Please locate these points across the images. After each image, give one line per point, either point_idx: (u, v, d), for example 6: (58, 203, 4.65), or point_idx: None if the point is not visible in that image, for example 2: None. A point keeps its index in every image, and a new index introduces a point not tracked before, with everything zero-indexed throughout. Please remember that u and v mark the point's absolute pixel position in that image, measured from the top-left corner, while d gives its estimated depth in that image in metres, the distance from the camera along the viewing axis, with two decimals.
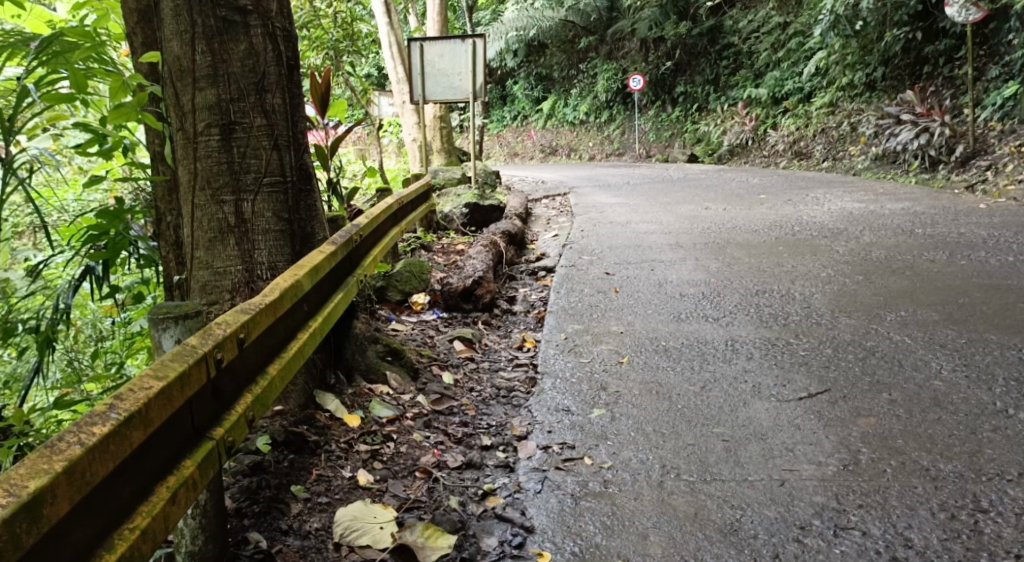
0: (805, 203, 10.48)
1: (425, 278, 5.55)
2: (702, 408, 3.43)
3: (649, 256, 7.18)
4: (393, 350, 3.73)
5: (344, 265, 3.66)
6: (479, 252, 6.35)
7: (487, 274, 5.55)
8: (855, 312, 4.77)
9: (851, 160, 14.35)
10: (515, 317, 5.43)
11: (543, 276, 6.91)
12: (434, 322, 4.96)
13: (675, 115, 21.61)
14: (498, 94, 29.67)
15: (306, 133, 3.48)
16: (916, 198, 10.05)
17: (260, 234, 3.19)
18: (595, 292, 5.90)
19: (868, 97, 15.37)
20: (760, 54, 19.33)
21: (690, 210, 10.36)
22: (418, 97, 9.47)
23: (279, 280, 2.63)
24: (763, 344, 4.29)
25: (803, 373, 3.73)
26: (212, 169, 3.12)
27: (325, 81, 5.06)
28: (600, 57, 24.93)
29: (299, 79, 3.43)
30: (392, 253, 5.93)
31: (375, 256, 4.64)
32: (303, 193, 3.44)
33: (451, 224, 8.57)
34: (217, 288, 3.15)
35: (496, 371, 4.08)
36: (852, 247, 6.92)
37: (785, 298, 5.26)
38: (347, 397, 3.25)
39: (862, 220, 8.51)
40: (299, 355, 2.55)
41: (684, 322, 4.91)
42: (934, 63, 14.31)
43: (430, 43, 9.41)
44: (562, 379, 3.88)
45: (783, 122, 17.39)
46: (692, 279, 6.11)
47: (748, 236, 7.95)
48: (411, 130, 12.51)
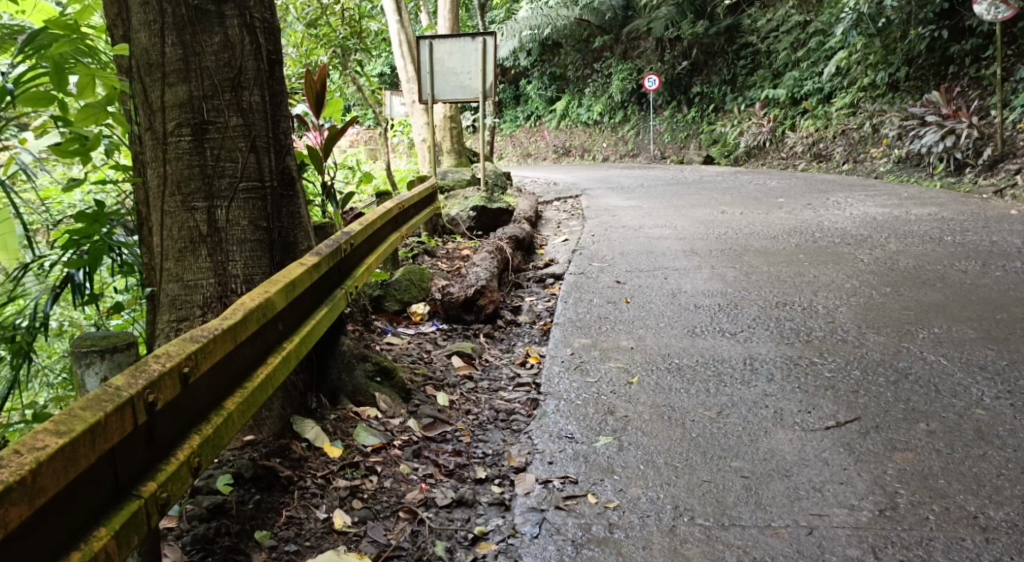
0: (826, 208, 10.14)
1: (425, 287, 5.28)
2: (718, 438, 3.12)
3: (662, 263, 6.87)
4: (383, 370, 3.46)
5: (331, 275, 3.38)
6: (483, 258, 6.07)
7: (491, 283, 5.27)
8: (884, 328, 4.45)
9: (872, 163, 14.03)
10: (519, 329, 5.15)
11: (551, 284, 6.64)
12: (432, 334, 4.70)
13: (691, 115, 21.29)
14: (511, 94, 29.39)
15: (288, 134, 3.21)
16: (942, 203, 9.70)
17: (235, 244, 2.92)
18: (605, 302, 5.60)
19: (891, 98, 14.99)
20: (779, 55, 18.97)
21: (706, 214, 10.05)
22: (427, 96, 9.23)
23: (248, 297, 2.36)
24: (785, 364, 3.98)
25: (830, 398, 3.42)
26: (182, 173, 2.86)
27: (321, 79, 4.79)
28: (615, 56, 24.61)
29: (280, 76, 3.16)
30: (392, 259, 5.65)
31: (370, 265, 4.36)
32: (284, 199, 3.17)
33: (457, 228, 8.29)
34: (188, 303, 2.88)
35: (496, 391, 3.79)
36: (877, 255, 6.59)
37: (807, 311, 4.95)
38: (329, 423, 2.98)
39: (886, 226, 8.18)
40: (267, 383, 2.28)
41: (699, 337, 4.60)
42: (960, 64, 13.90)
43: (439, 41, 9.15)
44: (566, 402, 3.59)
45: (802, 123, 17.03)
46: (708, 289, 5.80)
47: (767, 243, 7.63)
48: (421, 130, 12.25)
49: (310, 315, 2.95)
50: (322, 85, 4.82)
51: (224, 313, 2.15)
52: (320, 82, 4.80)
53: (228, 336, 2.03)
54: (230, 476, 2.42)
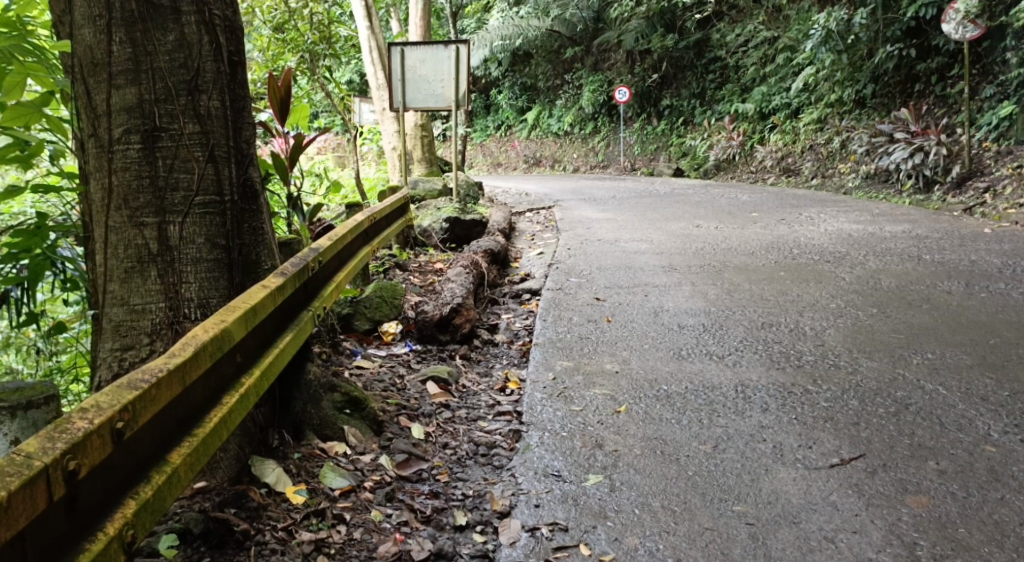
0: (800, 223, 10.03)
1: (397, 304, 5.01)
2: (716, 477, 2.89)
3: (641, 280, 6.66)
4: (353, 400, 3.17)
5: (297, 297, 3.09)
6: (458, 274, 5.82)
7: (466, 301, 5.01)
8: (876, 352, 4.27)
9: (841, 178, 14.04)
10: (496, 350, 4.89)
11: (527, 300, 6.40)
12: (404, 356, 4.42)
13: (661, 128, 21.23)
14: (482, 104, 29.15)
15: (252, 143, 2.94)
16: (916, 220, 9.64)
17: (189, 264, 2.62)
18: (585, 322, 5.36)
19: (858, 114, 15.02)
20: (748, 69, 19.01)
21: (680, 228, 9.90)
22: (397, 103, 8.97)
23: (202, 326, 2.08)
24: (779, 392, 3.77)
25: (830, 432, 3.22)
26: (130, 185, 2.57)
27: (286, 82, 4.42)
28: (585, 68, 24.55)
29: (242, 80, 2.89)
30: (362, 275, 5.37)
31: (339, 282, 4.08)
32: (246, 214, 2.88)
33: (429, 241, 8.02)
34: (134, 330, 2.57)
35: (475, 421, 3.52)
36: (858, 273, 6.45)
37: (795, 333, 4.76)
38: (293, 463, 2.70)
39: (863, 243, 8.08)
40: (222, 426, 2.00)
41: (686, 360, 4.38)
42: (926, 81, 13.99)
43: (411, 47, 8.88)
44: (550, 434, 3.34)
45: (771, 137, 17.02)
46: (690, 308, 5.60)
47: (745, 259, 7.48)
48: (390, 138, 11.97)
49: (273, 343, 2.66)
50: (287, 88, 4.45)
51: (173, 348, 1.87)
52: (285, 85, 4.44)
53: (177, 377, 1.76)
54: (175, 536, 2.15)
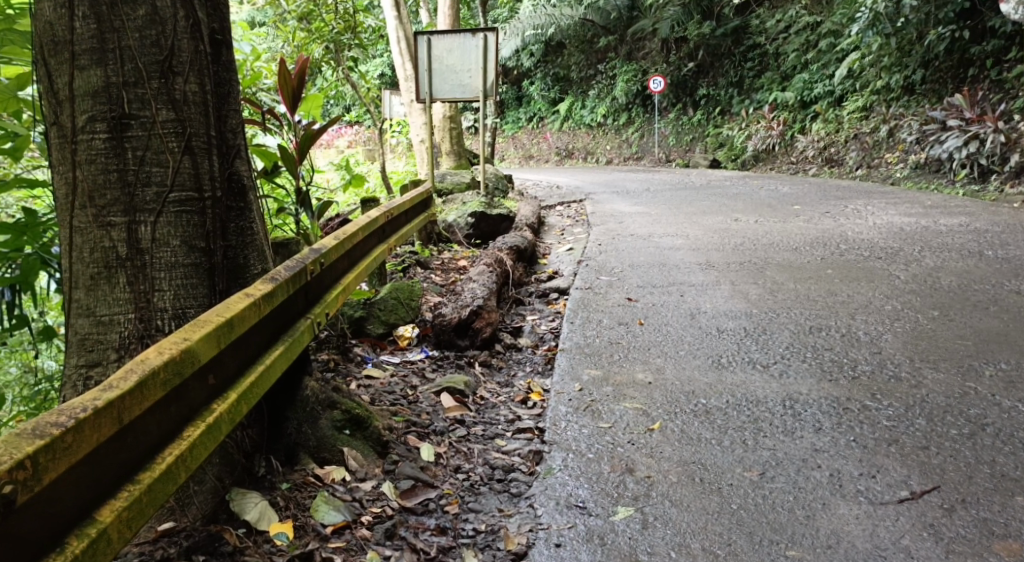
0: (846, 216, 9.55)
1: (413, 306, 4.69)
2: (765, 512, 2.52)
3: (676, 278, 6.28)
4: (354, 418, 2.85)
5: (291, 303, 2.77)
6: (481, 273, 5.49)
7: (488, 302, 4.67)
8: (941, 362, 3.88)
9: (887, 169, 13.45)
10: (519, 355, 4.56)
11: (555, 299, 6.06)
12: (419, 364, 4.10)
13: (696, 118, 20.70)
14: (513, 95, 28.72)
15: (237, 131, 2.62)
16: (971, 213, 9.11)
17: (162, 269, 2.31)
18: (615, 324, 4.99)
19: (906, 101, 14.41)
20: (789, 56, 18.43)
21: (718, 222, 9.47)
22: (424, 95, 8.64)
23: (158, 346, 1.76)
24: (833, 408, 3.39)
25: (895, 459, 2.84)
26: (96, 179, 2.25)
27: (298, 72, 4.05)
28: (619, 57, 24.07)
29: (225, 61, 2.57)
30: (378, 275, 5.06)
31: (347, 285, 3.75)
32: (231, 212, 2.57)
33: (453, 236, 7.72)
34: (101, 344, 2.27)
35: (492, 439, 3.19)
36: (913, 271, 6.01)
37: (848, 339, 4.37)
38: (280, 495, 2.40)
39: (916, 238, 7.61)
40: (180, 465, 1.68)
41: (726, 370, 4.00)
42: (980, 66, 13.37)
43: (437, 37, 8.55)
44: (575, 457, 2.99)
45: (813, 127, 16.41)
46: (730, 310, 5.21)
47: (788, 255, 7.07)
48: (418, 131, 11.66)
49: (259, 358, 2.34)
50: (299, 79, 4.09)
51: (112, 378, 1.56)
52: (296, 76, 4.07)
53: (102, 419, 1.44)
54: None
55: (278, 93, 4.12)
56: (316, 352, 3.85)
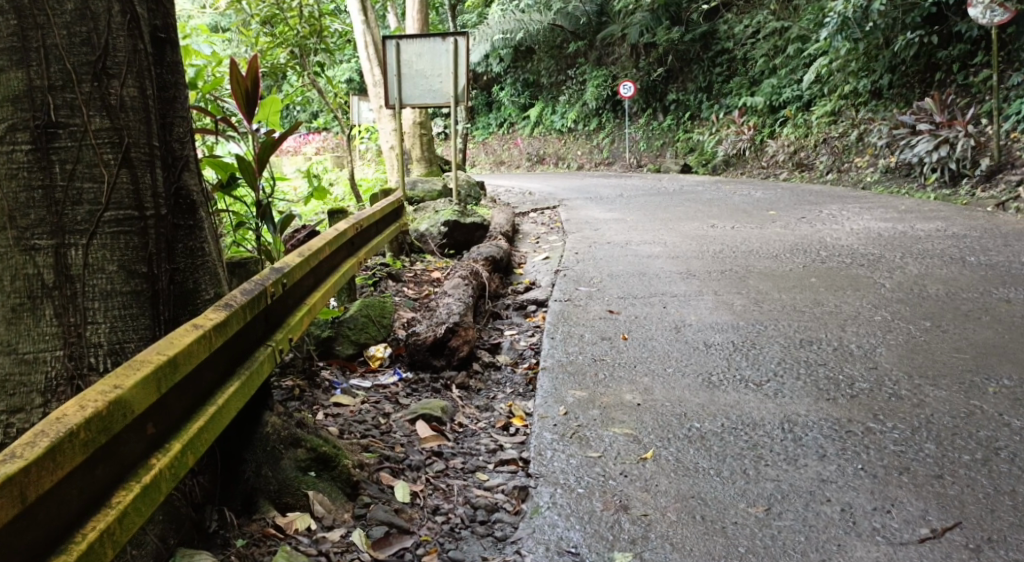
0: (823, 221, 9.43)
1: (385, 324, 4.43)
2: (777, 557, 2.30)
3: (657, 288, 6.07)
4: (320, 457, 2.57)
5: (249, 331, 2.48)
6: (456, 286, 5.24)
7: (464, 319, 4.41)
8: (941, 377, 3.70)
9: (858, 173, 13.41)
10: (499, 375, 4.32)
11: (533, 312, 5.82)
12: (392, 388, 3.83)
13: (667, 123, 20.61)
14: (483, 100, 28.46)
15: (185, 141, 2.36)
16: (948, 217, 9.04)
17: (96, 299, 2.03)
18: (598, 340, 4.76)
19: (874, 105, 14.41)
20: (757, 61, 18.43)
21: (695, 228, 9.31)
22: (393, 100, 8.37)
23: (84, 395, 1.51)
24: (835, 430, 3.18)
25: (909, 490, 2.65)
26: (15, 196, 1.95)
27: (253, 74, 3.80)
28: (589, 62, 23.94)
29: (169, 62, 2.31)
30: (347, 290, 4.78)
31: (314, 304, 3.46)
32: (178, 231, 2.29)
33: (426, 246, 7.44)
34: (24, 385, 1.96)
35: (473, 474, 2.93)
36: (898, 278, 5.86)
37: (841, 353, 4.18)
38: (236, 552, 2.13)
39: (896, 243, 7.48)
40: (107, 540, 1.43)
41: (719, 389, 3.78)
42: (947, 70, 13.40)
43: (406, 41, 8.29)
44: (565, 493, 2.75)
45: (783, 131, 16.38)
46: (716, 322, 5.01)
47: (769, 262, 6.90)
48: (388, 137, 11.37)
49: (210, 396, 2.07)
50: (254, 83, 3.83)
51: (17, 447, 1.31)
52: (251, 79, 3.81)
53: None
54: None
55: (232, 97, 3.86)
56: (280, 378, 3.57)
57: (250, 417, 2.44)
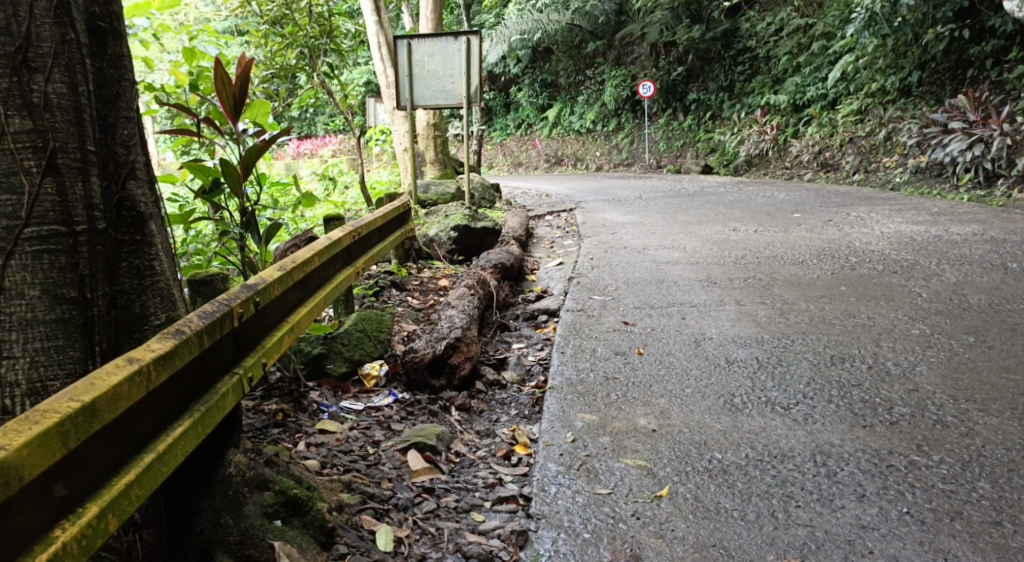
0: (850, 224, 9.05)
1: (381, 340, 4.14)
2: None
3: (675, 297, 5.74)
4: (291, 502, 2.26)
5: (209, 361, 2.19)
6: (461, 297, 4.95)
7: (467, 333, 4.10)
8: (991, 402, 3.37)
9: (886, 173, 12.98)
10: (503, 395, 4.01)
11: (544, 323, 5.51)
12: (385, 411, 3.53)
13: (687, 123, 20.21)
14: (500, 101, 28.16)
15: (130, 146, 2.17)
16: (983, 220, 8.64)
17: (16, 329, 1.84)
18: (611, 355, 4.44)
19: (903, 103, 13.96)
20: (780, 60, 18.01)
21: (716, 232, 8.97)
22: (405, 102, 8.12)
23: None
24: (875, 464, 2.86)
25: (963, 541, 2.34)
26: None
27: (241, 76, 3.50)
28: (608, 62, 23.59)
29: (110, 56, 2.12)
30: (343, 302, 4.48)
31: (298, 322, 3.17)
32: (123, 249, 2.09)
33: (434, 252, 7.16)
34: None
35: (467, 514, 2.64)
36: (934, 287, 5.50)
37: (876, 373, 3.85)
38: None
39: (930, 249, 7.10)
40: None
41: (742, 413, 3.46)
42: (979, 66, 12.93)
43: (418, 41, 8.01)
44: (570, 538, 2.45)
45: (807, 130, 15.94)
46: (739, 335, 4.68)
47: (795, 269, 6.56)
48: (400, 139, 11.10)
49: (150, 438, 1.78)
50: (241, 84, 3.53)
51: None
52: (238, 79, 3.51)
53: None
54: None
55: (216, 98, 3.56)
56: (261, 403, 3.28)
57: (210, 455, 2.16)
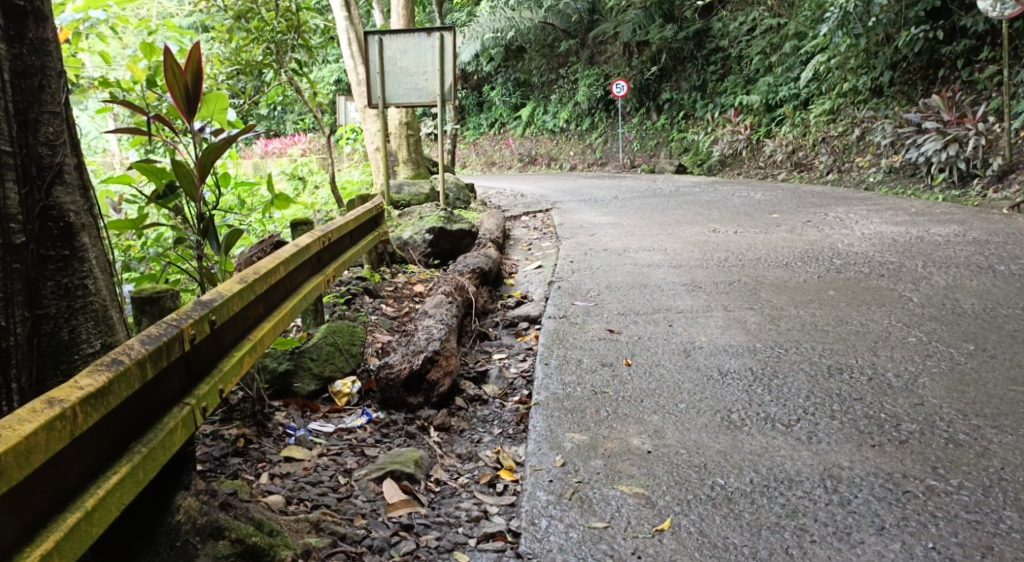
0: (830, 225, 8.91)
1: (353, 354, 3.86)
2: None
3: (660, 303, 5.51)
4: (250, 551, 1.99)
5: (153, 395, 1.91)
6: (438, 306, 4.69)
7: (446, 346, 3.84)
8: (1004, 418, 3.18)
9: (860, 173, 12.90)
10: (485, 412, 3.76)
11: (524, 331, 5.26)
12: (358, 433, 3.27)
13: (660, 122, 20.09)
14: (473, 100, 27.85)
15: (55, 145, 2.06)
16: (963, 221, 8.53)
17: None
18: (598, 366, 4.20)
19: (875, 103, 13.90)
20: (752, 59, 17.93)
21: (696, 233, 8.78)
22: (377, 99, 7.84)
23: None
24: (892, 489, 2.65)
25: None
26: None
27: (195, 67, 3.20)
28: (580, 61, 23.41)
29: (31, 41, 2.04)
30: (312, 312, 4.20)
31: (260, 340, 2.89)
32: (46, 266, 1.98)
33: (408, 255, 6.89)
34: None
35: (450, 553, 2.40)
36: (925, 291, 5.33)
37: (878, 384, 3.65)
38: None
39: (914, 250, 6.96)
40: None
41: (741, 431, 3.24)
42: (950, 66, 12.91)
43: (390, 36, 7.72)
44: None
45: (780, 130, 15.86)
46: (729, 344, 4.47)
47: (780, 272, 6.38)
48: (372, 138, 10.80)
49: (72, 496, 1.52)
50: (195, 76, 3.22)
51: None
52: (191, 70, 3.20)
53: None
54: None
55: (168, 92, 3.24)
56: (221, 427, 3.01)
57: (156, 497, 1.93)
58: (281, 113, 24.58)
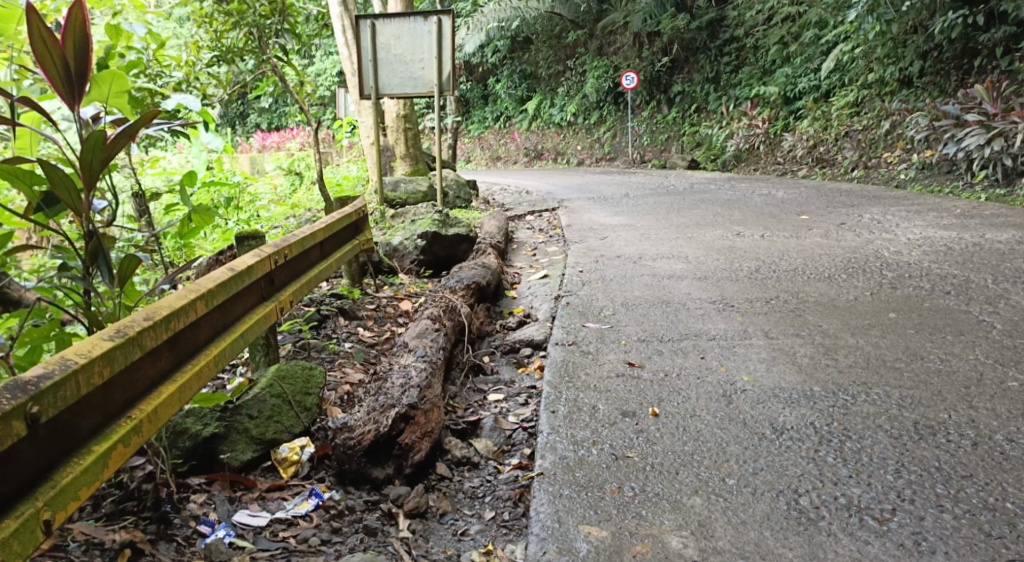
0: (869, 229, 8.01)
1: (303, 406, 3.02)
2: None
3: (688, 326, 4.66)
4: None
5: None
6: (422, 335, 3.84)
7: (426, 395, 2.97)
8: None
9: (889, 169, 11.98)
10: (475, 482, 2.90)
11: (527, 360, 4.41)
12: (296, 528, 2.44)
13: (671, 116, 19.15)
14: (478, 93, 26.88)
15: None
16: (1019, 224, 7.64)
17: None
18: (618, 416, 3.34)
19: (904, 95, 12.94)
20: (769, 50, 16.98)
21: (718, 237, 7.91)
22: (368, 90, 6.97)
23: None
24: None
25: None
26: None
27: (78, 36, 2.41)
28: (589, 52, 22.46)
29: None
30: (263, 345, 3.36)
31: (155, 411, 2.08)
32: None
33: (399, 264, 6.05)
34: None
35: None
36: (1006, 316, 4.46)
37: (992, 454, 2.79)
38: None
39: (976, 260, 6.07)
40: None
41: (821, 525, 2.41)
42: (987, 55, 11.95)
43: (381, 20, 6.85)
44: None
45: (800, 124, 14.90)
46: (783, 386, 3.61)
47: (823, 287, 5.50)
48: (364, 131, 9.96)
49: None
50: (78, 51, 2.44)
51: None
52: (71, 42, 2.41)
53: None
54: None
55: (41, 72, 2.44)
56: (104, 529, 2.26)
57: None
58: (280, 106, 23.70)
